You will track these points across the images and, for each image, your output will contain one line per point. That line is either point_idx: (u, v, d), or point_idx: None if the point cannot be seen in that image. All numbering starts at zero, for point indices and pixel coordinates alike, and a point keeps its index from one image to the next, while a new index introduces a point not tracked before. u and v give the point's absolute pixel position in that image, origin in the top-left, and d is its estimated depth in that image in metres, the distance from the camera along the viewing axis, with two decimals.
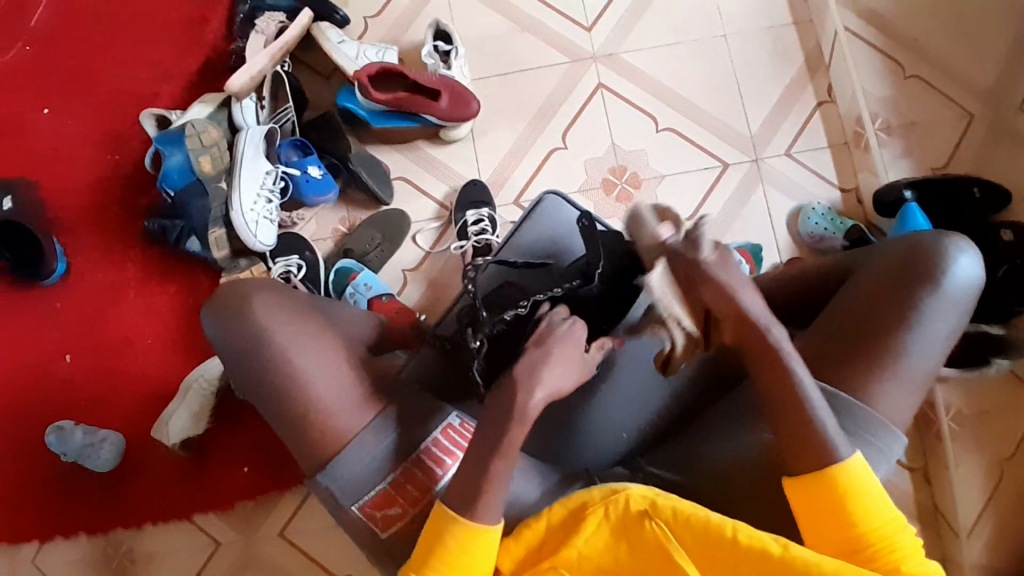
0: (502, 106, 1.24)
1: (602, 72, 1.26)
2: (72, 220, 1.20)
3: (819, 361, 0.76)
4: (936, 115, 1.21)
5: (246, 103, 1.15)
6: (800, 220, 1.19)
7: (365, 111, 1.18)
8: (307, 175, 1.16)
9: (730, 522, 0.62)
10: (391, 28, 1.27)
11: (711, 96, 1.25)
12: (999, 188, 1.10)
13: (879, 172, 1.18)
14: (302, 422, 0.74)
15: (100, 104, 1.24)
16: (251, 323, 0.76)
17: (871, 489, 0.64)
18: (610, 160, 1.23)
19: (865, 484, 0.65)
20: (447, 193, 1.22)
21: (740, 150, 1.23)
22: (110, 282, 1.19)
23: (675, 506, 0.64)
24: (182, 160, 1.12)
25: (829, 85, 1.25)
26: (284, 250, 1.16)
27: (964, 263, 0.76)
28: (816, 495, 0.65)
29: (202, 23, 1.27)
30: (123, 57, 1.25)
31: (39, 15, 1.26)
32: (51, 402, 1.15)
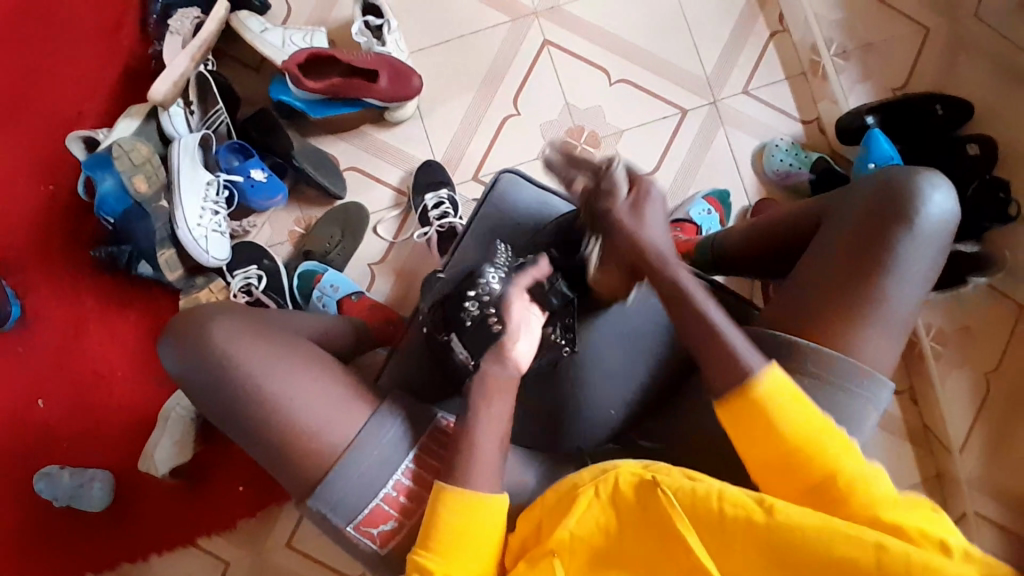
0: (446, 77, 1.18)
1: (546, 28, 1.19)
2: (13, 258, 1.13)
3: (795, 316, 0.77)
4: (892, 31, 1.17)
5: (174, 111, 1.07)
6: (764, 159, 1.17)
7: (302, 102, 1.10)
8: (252, 179, 1.10)
9: (713, 489, 0.61)
10: (316, 7, 1.18)
11: (661, 39, 1.20)
12: (960, 103, 1.09)
13: (840, 100, 1.16)
14: (289, 449, 0.71)
15: (17, 130, 1.15)
16: (219, 358, 0.72)
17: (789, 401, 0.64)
18: (566, 121, 1.18)
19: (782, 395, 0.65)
20: (403, 178, 1.17)
21: (698, 93, 1.19)
22: (66, 317, 1.13)
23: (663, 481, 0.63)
24: (115, 185, 1.04)
25: (780, 14, 1.20)
26: (242, 261, 1.12)
27: (935, 197, 0.75)
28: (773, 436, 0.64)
29: (112, 28, 1.17)
30: (32, 76, 1.16)
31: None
32: (28, 450, 1.10)
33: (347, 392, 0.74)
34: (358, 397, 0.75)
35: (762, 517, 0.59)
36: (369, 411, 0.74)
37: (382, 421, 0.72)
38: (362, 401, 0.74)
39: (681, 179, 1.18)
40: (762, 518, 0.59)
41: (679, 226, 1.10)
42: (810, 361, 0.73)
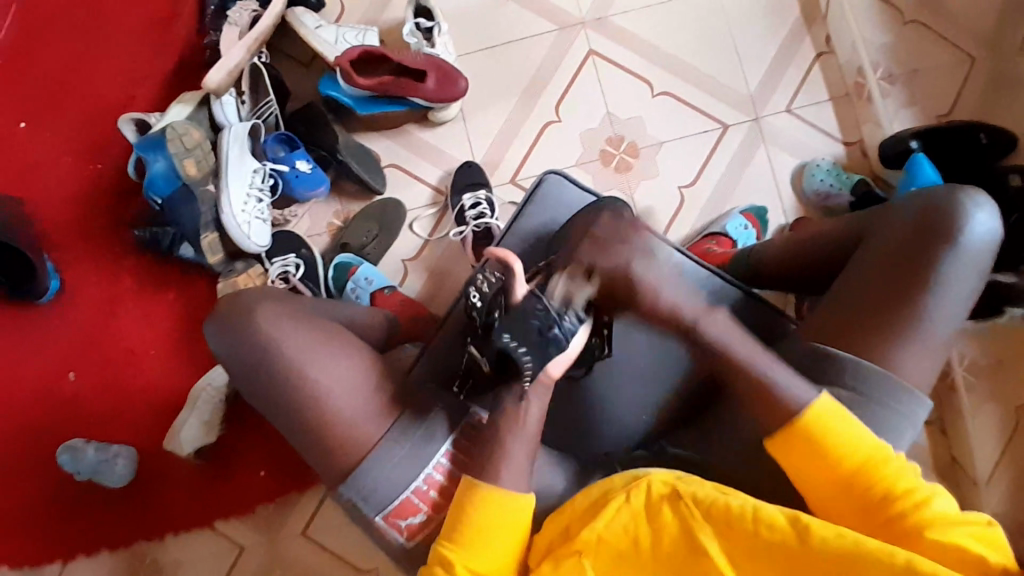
0: (490, 81, 1.20)
1: (592, 39, 1.21)
2: (57, 233, 1.17)
3: (836, 333, 0.76)
4: (940, 58, 1.17)
5: (226, 100, 1.10)
6: (804, 178, 1.16)
7: (349, 98, 1.13)
8: (297, 170, 1.12)
9: (748, 505, 0.61)
10: (368, 7, 1.21)
11: (707, 56, 1.21)
12: (1005, 133, 1.07)
13: (884, 123, 1.15)
14: (323, 431, 0.72)
15: (71, 110, 1.19)
16: (260, 337, 0.74)
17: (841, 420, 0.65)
18: (606, 130, 1.19)
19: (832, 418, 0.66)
20: (442, 177, 1.19)
21: (739, 110, 1.19)
22: (104, 294, 1.16)
23: (694, 493, 0.64)
24: (166, 167, 1.07)
25: (827, 35, 1.20)
26: (281, 249, 1.14)
27: (979, 219, 0.75)
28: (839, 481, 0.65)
29: (171, 19, 1.21)
30: (90, 59, 1.20)
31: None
32: (58, 421, 1.13)
33: (382, 383, 0.76)
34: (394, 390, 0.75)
35: (796, 541, 0.59)
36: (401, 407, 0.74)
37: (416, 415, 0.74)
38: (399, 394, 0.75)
39: (718, 195, 1.18)
40: (796, 542, 0.59)
41: (713, 240, 1.11)
42: (849, 373, 0.73)
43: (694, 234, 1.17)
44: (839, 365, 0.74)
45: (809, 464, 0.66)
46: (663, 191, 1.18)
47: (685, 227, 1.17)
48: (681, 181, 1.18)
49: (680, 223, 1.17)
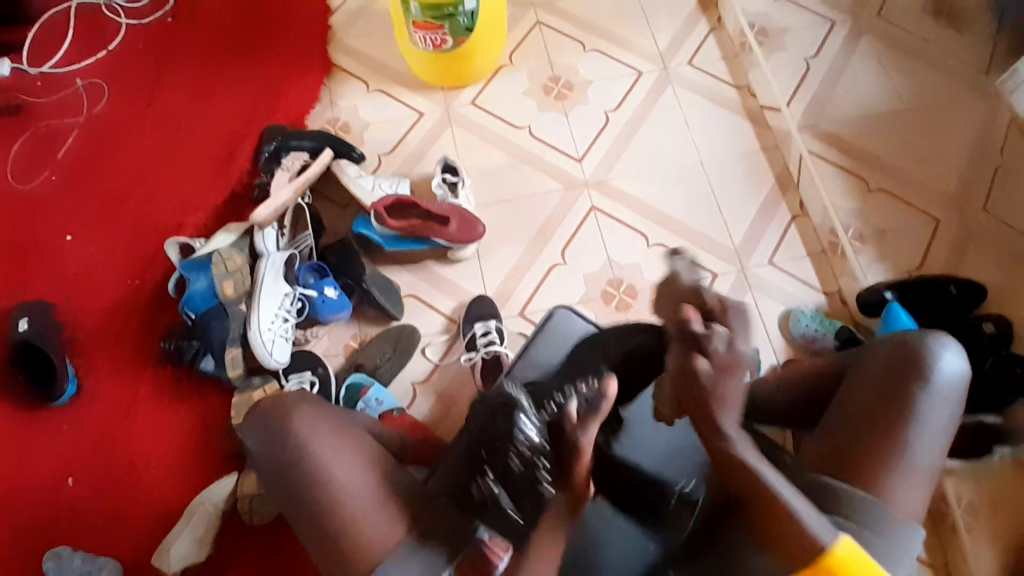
0: (505, 227, 1.35)
1: (595, 197, 1.38)
2: (88, 341, 1.24)
3: (828, 462, 0.80)
4: (904, 223, 1.32)
5: (268, 231, 1.24)
6: (790, 323, 1.26)
7: (379, 237, 1.27)
8: (324, 295, 1.22)
9: None
10: (402, 163, 1.41)
11: (695, 214, 1.36)
12: (974, 286, 1.18)
13: (859, 276, 1.27)
14: (329, 527, 0.74)
15: (124, 233, 1.32)
16: (290, 433, 0.78)
17: (868, 562, 0.62)
18: (607, 274, 1.31)
19: (858, 557, 0.63)
20: (455, 308, 1.28)
21: (726, 260, 1.32)
22: (119, 400, 1.20)
23: None
24: (205, 286, 1.19)
25: (801, 201, 1.38)
26: (298, 366, 1.20)
27: (948, 359, 0.81)
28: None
29: (227, 159, 1.39)
30: (150, 191, 1.36)
31: (73, 153, 1.39)
32: (47, 529, 1.11)
33: (399, 487, 0.78)
34: (407, 496, 0.78)
35: None
36: (421, 509, 0.77)
37: (432, 520, 0.75)
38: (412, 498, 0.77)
39: None
40: None
41: None
42: (847, 504, 0.74)
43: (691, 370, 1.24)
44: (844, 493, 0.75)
45: None
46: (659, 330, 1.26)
47: None
48: None
49: None
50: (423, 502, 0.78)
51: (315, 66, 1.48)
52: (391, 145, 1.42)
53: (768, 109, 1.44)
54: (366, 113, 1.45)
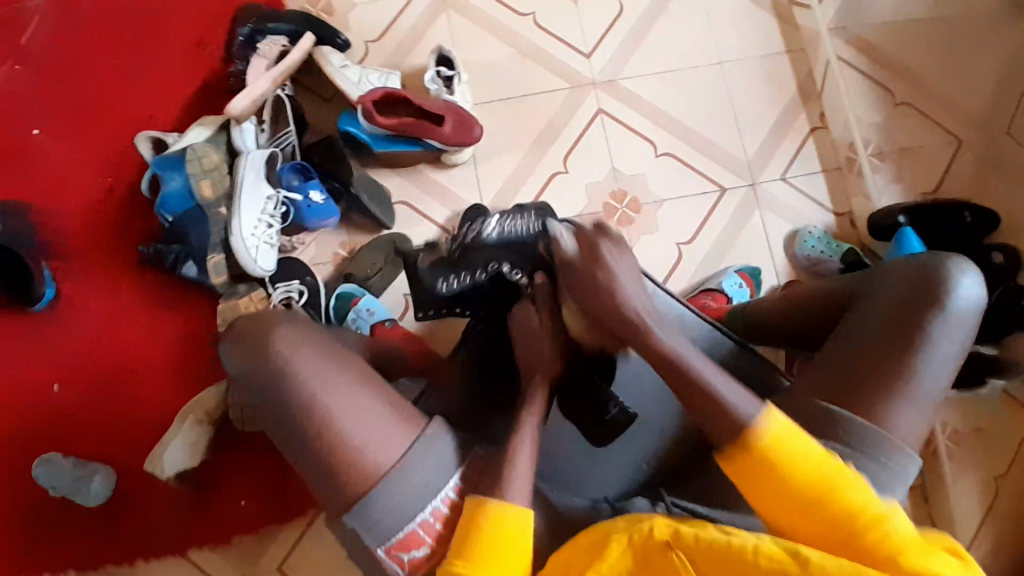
0: (505, 130, 1.25)
1: (602, 98, 1.27)
2: (60, 243, 1.17)
3: (836, 394, 0.78)
4: (927, 139, 1.25)
5: (245, 127, 1.13)
6: (797, 243, 1.21)
7: (368, 135, 1.17)
8: (309, 200, 1.14)
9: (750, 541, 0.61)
10: (393, 52, 1.27)
11: (708, 122, 1.27)
12: (989, 214, 1.14)
13: (873, 197, 1.22)
14: (324, 455, 0.72)
15: (88, 123, 1.21)
16: (274, 353, 0.75)
17: (798, 438, 0.65)
18: (611, 185, 1.24)
19: (790, 435, 0.65)
20: (450, 217, 1.22)
21: (738, 175, 1.25)
22: (99, 306, 1.15)
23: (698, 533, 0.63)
24: (181, 185, 1.10)
25: (821, 112, 1.27)
26: (285, 275, 1.15)
27: (966, 286, 0.78)
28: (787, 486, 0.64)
29: (197, 43, 1.24)
30: (113, 76, 1.23)
31: (21, 29, 1.23)
32: (39, 432, 1.11)
33: (395, 414, 0.75)
34: (407, 418, 0.76)
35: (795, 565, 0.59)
36: (420, 428, 0.75)
37: (431, 439, 0.73)
38: (411, 423, 0.75)
39: (715, 253, 1.22)
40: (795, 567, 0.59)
41: (709, 295, 1.15)
42: (844, 429, 0.74)
43: (691, 288, 1.21)
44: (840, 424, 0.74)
45: (764, 490, 0.65)
46: (662, 247, 1.22)
47: (682, 280, 1.21)
48: (680, 237, 1.23)
49: (678, 276, 1.21)
50: (421, 424, 0.76)
51: None
52: (380, 31, 1.28)
53: (796, 6, 1.31)
54: None
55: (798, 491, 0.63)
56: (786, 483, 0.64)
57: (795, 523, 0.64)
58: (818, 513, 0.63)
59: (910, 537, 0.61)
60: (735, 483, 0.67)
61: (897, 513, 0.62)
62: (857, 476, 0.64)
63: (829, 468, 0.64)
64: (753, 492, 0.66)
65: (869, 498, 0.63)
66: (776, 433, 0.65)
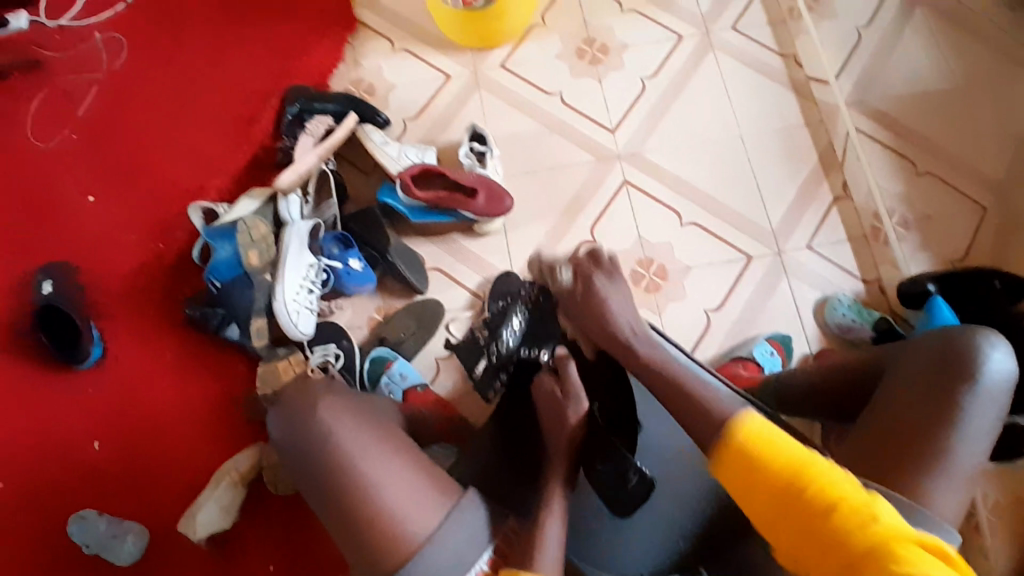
0: (534, 201, 1.31)
1: (627, 170, 1.32)
2: (110, 305, 1.23)
3: (869, 465, 0.77)
4: (950, 208, 1.26)
5: (291, 198, 1.20)
6: (826, 310, 1.22)
7: (405, 207, 1.24)
8: (348, 267, 1.20)
9: None
10: (429, 129, 1.36)
11: (731, 191, 1.31)
12: (1021, 282, 1.12)
13: (900, 265, 1.23)
14: (357, 525, 0.73)
15: (144, 194, 1.30)
16: (316, 422, 0.78)
17: (779, 433, 0.66)
18: (637, 252, 1.27)
19: (771, 430, 0.66)
20: (481, 283, 1.26)
21: (762, 242, 1.28)
22: (143, 366, 1.20)
23: None
24: (230, 254, 1.17)
25: (844, 181, 1.30)
26: (322, 338, 1.19)
27: (996, 358, 0.78)
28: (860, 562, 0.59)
29: (249, 121, 1.34)
30: (171, 152, 1.33)
31: (91, 110, 1.35)
32: (77, 490, 1.14)
33: (430, 486, 0.76)
34: (440, 488, 0.76)
35: None
36: (455, 498, 0.75)
37: (465, 509, 0.74)
38: (444, 494, 0.76)
39: (742, 319, 1.23)
40: None
41: (740, 364, 1.15)
42: (889, 506, 0.70)
43: (721, 356, 1.21)
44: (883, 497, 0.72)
45: (750, 480, 0.65)
46: (689, 313, 1.23)
47: (712, 348, 1.22)
48: (708, 304, 1.24)
49: (707, 343, 1.22)
50: (455, 494, 0.76)
51: (339, 23, 1.42)
52: (417, 110, 1.37)
53: (813, 82, 1.37)
54: (392, 75, 1.39)
55: (775, 481, 0.64)
56: (765, 469, 0.64)
57: (781, 533, 0.64)
58: (797, 513, 0.62)
59: (899, 529, 0.58)
60: (727, 488, 0.68)
61: (880, 503, 0.61)
62: (838, 467, 0.64)
63: (807, 460, 0.64)
64: (742, 490, 0.66)
65: (851, 489, 0.62)
66: (754, 429, 0.67)
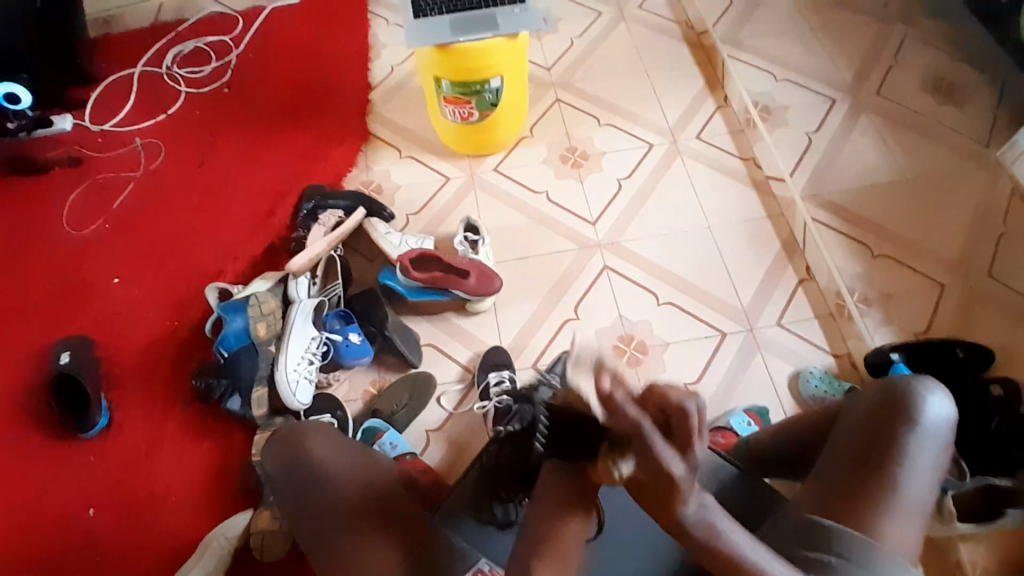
0: (522, 283, 1.42)
1: (607, 257, 1.45)
2: (121, 377, 1.31)
3: (828, 505, 0.79)
4: (909, 287, 1.36)
5: (300, 279, 1.31)
6: (800, 383, 1.29)
7: (403, 287, 1.35)
8: (348, 340, 1.29)
9: None
10: (428, 221, 1.51)
11: (703, 274, 1.42)
12: (979, 347, 1.21)
13: (866, 338, 1.30)
14: (330, 548, 0.81)
15: (165, 277, 1.42)
16: (308, 461, 0.87)
17: None
18: (619, 329, 1.36)
19: None
20: (471, 357, 1.34)
21: (734, 319, 1.36)
22: (145, 434, 1.25)
23: None
24: (241, 326, 1.27)
25: (807, 265, 1.43)
26: (318, 409, 1.24)
27: (934, 401, 0.83)
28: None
29: (266, 214, 1.50)
30: (193, 240, 1.47)
31: (126, 205, 1.52)
32: (64, 559, 1.14)
33: (402, 525, 0.83)
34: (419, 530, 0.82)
35: None
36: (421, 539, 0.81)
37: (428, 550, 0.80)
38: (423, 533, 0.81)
39: (721, 391, 1.29)
40: None
41: (719, 432, 1.19)
42: (839, 542, 0.74)
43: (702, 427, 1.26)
44: (831, 536, 0.75)
45: None
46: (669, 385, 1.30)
47: None
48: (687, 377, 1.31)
49: None
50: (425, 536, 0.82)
51: (353, 134, 1.62)
52: (418, 206, 1.53)
53: (772, 180, 1.53)
54: (397, 177, 1.57)
55: None
56: None
57: None
58: None
59: None
60: None
61: None
62: None
63: None
64: None
65: None
66: None
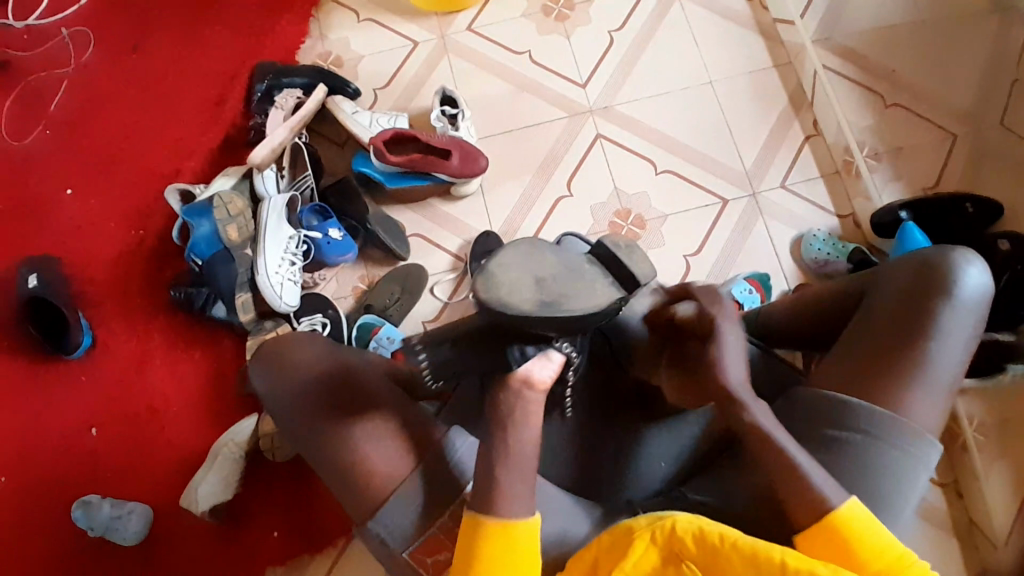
0: (510, 159, 1.31)
1: (599, 124, 1.33)
2: (95, 294, 1.24)
3: (850, 381, 0.79)
4: (921, 139, 1.28)
5: (267, 173, 1.21)
6: (802, 248, 1.24)
7: (380, 173, 1.24)
8: (329, 237, 1.21)
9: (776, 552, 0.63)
10: (400, 96, 1.36)
11: (703, 137, 1.32)
12: (989, 202, 1.17)
13: (873, 197, 1.25)
14: (340, 461, 0.79)
15: (119, 182, 1.30)
16: (296, 375, 0.83)
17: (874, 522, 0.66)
18: (614, 204, 1.28)
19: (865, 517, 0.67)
20: (462, 246, 1.27)
21: (736, 185, 1.29)
22: (133, 350, 1.21)
23: (724, 533, 0.65)
24: (210, 230, 1.17)
25: (814, 119, 1.32)
26: (308, 309, 1.20)
27: (970, 273, 0.80)
28: (824, 538, 0.67)
29: (218, 101, 1.34)
30: (141, 138, 1.33)
31: (59, 102, 1.35)
32: (77, 477, 1.15)
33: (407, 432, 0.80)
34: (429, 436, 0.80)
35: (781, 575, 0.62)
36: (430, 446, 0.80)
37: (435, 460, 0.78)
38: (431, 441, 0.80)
39: (721, 262, 1.25)
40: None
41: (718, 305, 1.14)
42: (861, 419, 0.75)
43: None
44: (853, 413, 0.76)
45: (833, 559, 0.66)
46: (668, 260, 1.25)
47: None
48: (686, 250, 1.26)
49: None
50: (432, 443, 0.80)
51: None
52: (386, 78, 1.37)
53: (780, 23, 1.37)
54: (358, 45, 1.39)
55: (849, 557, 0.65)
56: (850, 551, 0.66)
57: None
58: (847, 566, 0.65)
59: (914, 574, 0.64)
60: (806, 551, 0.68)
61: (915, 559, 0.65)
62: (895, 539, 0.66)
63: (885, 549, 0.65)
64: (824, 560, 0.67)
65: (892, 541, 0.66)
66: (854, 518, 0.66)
